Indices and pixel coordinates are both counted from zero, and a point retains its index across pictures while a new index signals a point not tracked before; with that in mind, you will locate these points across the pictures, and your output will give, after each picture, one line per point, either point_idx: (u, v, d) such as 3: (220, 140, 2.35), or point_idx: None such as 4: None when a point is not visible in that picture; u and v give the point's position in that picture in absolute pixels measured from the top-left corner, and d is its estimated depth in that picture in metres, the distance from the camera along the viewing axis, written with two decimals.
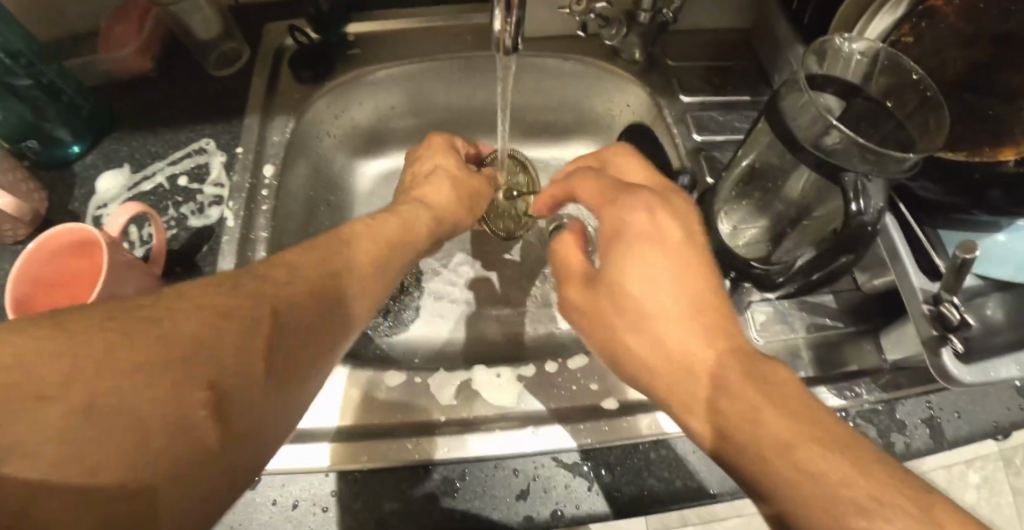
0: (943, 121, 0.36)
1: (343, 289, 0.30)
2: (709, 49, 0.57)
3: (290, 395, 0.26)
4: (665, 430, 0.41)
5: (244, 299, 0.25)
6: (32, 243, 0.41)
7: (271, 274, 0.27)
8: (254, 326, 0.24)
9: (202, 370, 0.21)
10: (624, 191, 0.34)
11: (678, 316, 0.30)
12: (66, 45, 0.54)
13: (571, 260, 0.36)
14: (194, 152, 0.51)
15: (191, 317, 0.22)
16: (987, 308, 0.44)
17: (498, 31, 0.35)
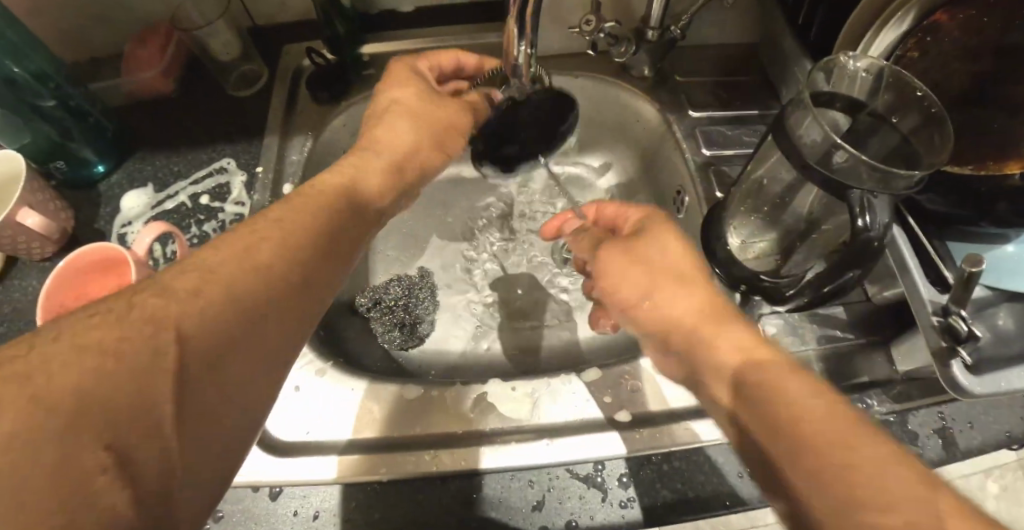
0: (948, 136, 0.37)
1: (285, 284, 0.28)
2: (716, 64, 0.58)
3: (232, 416, 0.25)
4: (700, 438, 0.42)
5: (143, 330, 0.22)
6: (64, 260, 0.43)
7: (190, 286, 0.25)
8: (161, 359, 0.22)
9: (112, 395, 0.20)
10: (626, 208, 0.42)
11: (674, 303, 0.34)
12: (92, 68, 0.56)
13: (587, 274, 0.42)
14: (215, 171, 0.52)
15: (95, 338, 0.21)
16: (998, 318, 0.44)
17: (512, 50, 0.36)
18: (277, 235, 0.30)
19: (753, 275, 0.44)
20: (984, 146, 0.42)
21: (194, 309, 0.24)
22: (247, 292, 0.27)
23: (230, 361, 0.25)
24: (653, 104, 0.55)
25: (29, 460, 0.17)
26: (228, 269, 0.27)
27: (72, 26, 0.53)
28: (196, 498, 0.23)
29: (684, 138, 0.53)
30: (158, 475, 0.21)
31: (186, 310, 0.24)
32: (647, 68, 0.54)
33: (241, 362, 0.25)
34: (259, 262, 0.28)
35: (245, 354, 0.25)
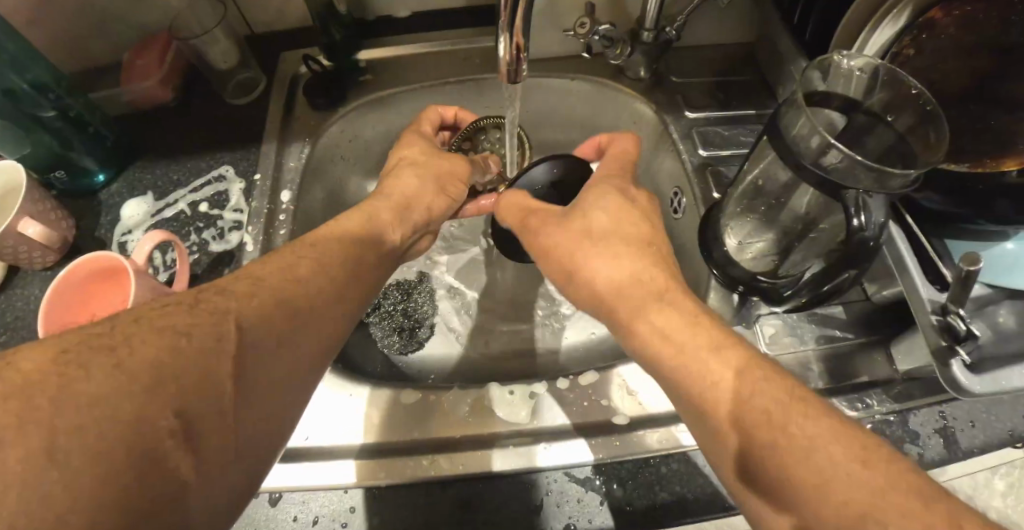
0: (943, 137, 0.37)
1: (327, 298, 0.32)
2: (712, 64, 0.58)
3: (276, 410, 0.27)
4: (679, 443, 0.41)
5: (211, 319, 0.25)
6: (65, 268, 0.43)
7: (241, 290, 0.28)
8: (224, 346, 0.25)
9: (183, 368, 0.22)
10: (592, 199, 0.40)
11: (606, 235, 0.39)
12: (91, 77, 0.57)
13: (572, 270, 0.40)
14: (214, 179, 0.52)
15: (169, 321, 0.24)
16: (999, 315, 0.44)
17: (503, 57, 0.36)
18: (316, 257, 0.33)
19: (749, 276, 0.44)
20: (982, 143, 0.42)
21: (247, 306, 0.27)
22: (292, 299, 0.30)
23: (277, 359, 0.28)
24: (649, 105, 0.55)
25: (108, 419, 0.19)
26: (273, 280, 0.30)
27: (71, 36, 0.53)
28: (240, 479, 0.25)
29: (680, 139, 0.53)
30: (213, 449, 0.23)
31: (240, 311, 0.27)
32: (643, 69, 0.54)
33: (285, 363, 0.28)
34: (298, 278, 0.31)
35: (288, 359, 0.28)
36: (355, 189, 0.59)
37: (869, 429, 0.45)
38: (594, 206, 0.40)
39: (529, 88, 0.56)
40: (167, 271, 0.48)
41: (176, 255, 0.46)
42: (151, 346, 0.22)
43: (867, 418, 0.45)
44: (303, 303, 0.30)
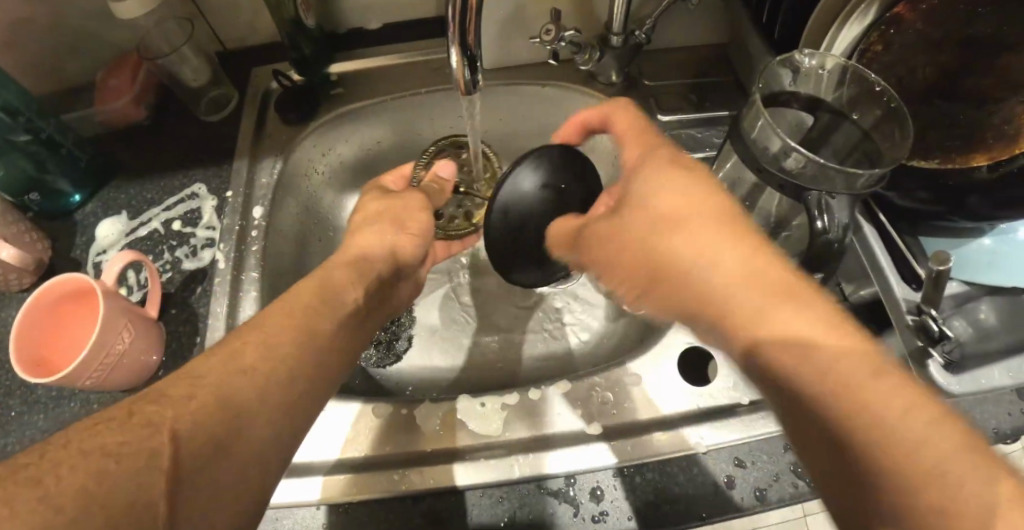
0: (908, 134, 0.36)
1: (276, 380, 0.30)
2: (684, 66, 0.57)
3: (257, 468, 0.27)
4: (675, 448, 0.41)
5: (143, 434, 0.24)
6: (33, 294, 0.43)
7: (182, 394, 0.27)
8: (160, 460, 0.23)
9: (103, 497, 0.21)
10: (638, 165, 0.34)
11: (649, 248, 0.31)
12: (66, 98, 0.57)
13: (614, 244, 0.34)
14: (187, 197, 0.53)
15: (90, 446, 0.22)
16: (979, 312, 0.43)
17: (455, 69, 0.35)
18: (259, 338, 0.31)
19: None
20: (952, 138, 0.41)
21: (184, 403, 0.26)
22: (234, 371, 0.29)
23: (240, 430, 0.27)
24: None
25: None
26: (215, 374, 0.28)
27: (44, 58, 0.54)
28: None
29: None
30: None
31: (183, 413, 0.26)
32: (614, 73, 0.54)
33: (250, 427, 0.28)
34: (245, 362, 0.29)
35: (252, 427, 0.28)
36: (331, 203, 0.59)
37: None
38: (642, 215, 0.32)
39: (500, 96, 0.56)
40: (140, 290, 0.48)
41: (147, 275, 0.46)
42: (80, 479, 0.21)
43: None
44: (247, 394, 0.28)
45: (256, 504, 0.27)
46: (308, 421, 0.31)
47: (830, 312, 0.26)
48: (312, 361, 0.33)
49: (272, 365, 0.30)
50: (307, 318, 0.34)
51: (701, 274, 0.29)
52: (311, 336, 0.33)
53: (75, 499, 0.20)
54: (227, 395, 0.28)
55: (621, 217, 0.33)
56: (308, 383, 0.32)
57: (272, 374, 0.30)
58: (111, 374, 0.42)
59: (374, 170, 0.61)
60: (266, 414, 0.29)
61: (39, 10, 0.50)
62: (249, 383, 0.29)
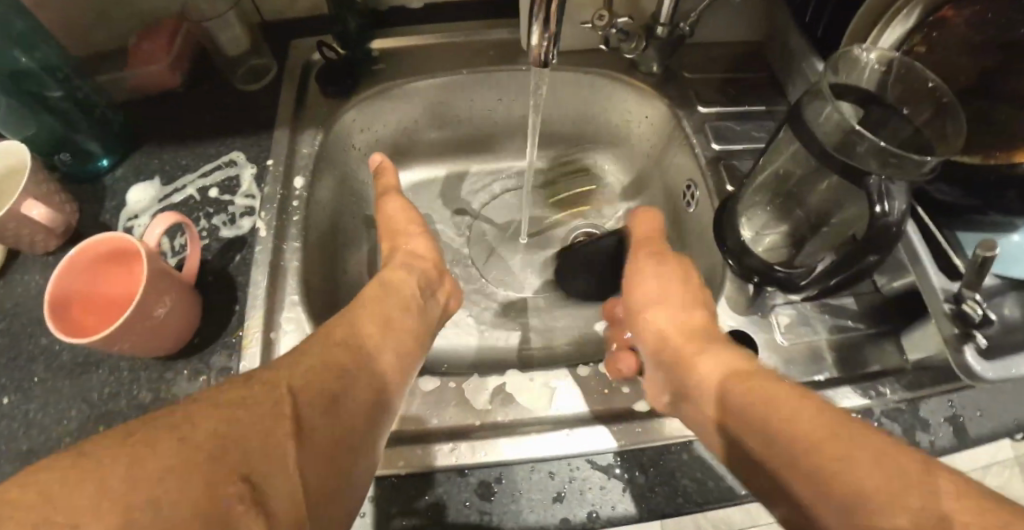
0: (960, 127, 0.38)
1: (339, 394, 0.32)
2: (723, 61, 0.58)
3: (316, 490, 0.28)
4: None
5: (234, 410, 0.27)
6: (74, 248, 0.42)
7: (265, 379, 0.30)
8: (239, 430, 0.27)
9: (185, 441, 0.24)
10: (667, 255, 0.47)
11: (685, 330, 0.41)
12: (96, 61, 0.55)
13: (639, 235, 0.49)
14: (225, 165, 0.52)
15: (206, 416, 0.26)
16: (1005, 307, 0.45)
17: (534, 46, 0.37)
18: (343, 355, 0.35)
19: (767, 266, 0.44)
20: (990, 137, 0.43)
21: (267, 405, 0.29)
22: (331, 390, 0.32)
23: (313, 449, 0.29)
24: (662, 101, 0.55)
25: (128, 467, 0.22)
26: (288, 374, 0.32)
27: (76, 16, 0.52)
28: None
29: (693, 133, 0.53)
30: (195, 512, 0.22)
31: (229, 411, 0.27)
32: (655, 64, 0.55)
33: (313, 454, 0.29)
34: (309, 372, 0.32)
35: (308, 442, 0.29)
36: (365, 179, 0.59)
37: (882, 417, 0.45)
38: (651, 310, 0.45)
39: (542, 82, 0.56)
40: (175, 256, 0.48)
41: (187, 239, 0.45)
42: (148, 462, 0.22)
43: (880, 406, 0.45)
44: (312, 398, 0.31)
45: (293, 491, 0.27)
46: (371, 462, 0.33)
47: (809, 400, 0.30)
48: (369, 405, 0.34)
49: (329, 407, 0.31)
50: (383, 333, 0.39)
51: (706, 363, 0.37)
52: (399, 368, 0.39)
53: (155, 470, 0.22)
54: (315, 413, 0.30)
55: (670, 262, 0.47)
56: (361, 431, 0.33)
57: (356, 410, 0.33)
58: (151, 338, 0.41)
59: (408, 150, 0.61)
60: (337, 440, 0.31)
61: None
62: (335, 406, 0.32)
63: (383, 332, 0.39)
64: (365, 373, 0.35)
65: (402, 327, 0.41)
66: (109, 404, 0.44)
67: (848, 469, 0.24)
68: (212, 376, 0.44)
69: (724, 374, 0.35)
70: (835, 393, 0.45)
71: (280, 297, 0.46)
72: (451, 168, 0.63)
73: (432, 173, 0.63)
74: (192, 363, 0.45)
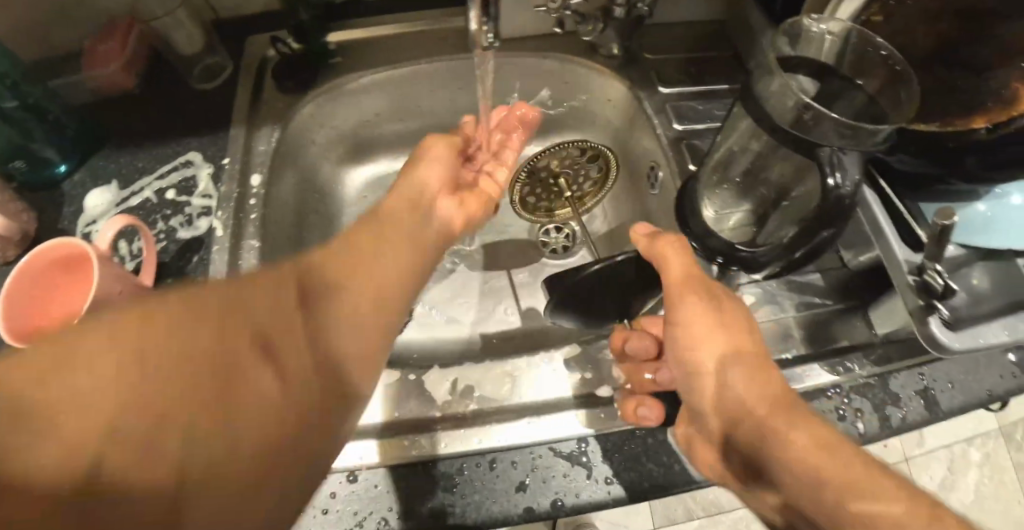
0: (914, 92, 0.36)
1: (329, 308, 0.30)
2: (686, 40, 0.57)
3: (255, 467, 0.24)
4: (662, 414, 0.41)
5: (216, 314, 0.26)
6: (35, 248, 0.41)
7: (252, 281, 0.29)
8: (214, 340, 0.25)
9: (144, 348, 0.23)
10: (706, 289, 0.37)
11: (750, 389, 0.33)
12: (51, 66, 0.55)
13: (671, 261, 0.38)
14: (182, 165, 0.51)
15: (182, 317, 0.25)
16: (973, 277, 0.45)
17: (474, 31, 0.36)
18: (341, 259, 0.33)
19: (729, 246, 0.44)
20: (949, 105, 0.43)
21: (211, 350, 0.25)
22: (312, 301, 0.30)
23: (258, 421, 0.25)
24: (624, 82, 0.54)
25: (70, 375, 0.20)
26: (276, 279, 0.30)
27: (26, 22, 0.51)
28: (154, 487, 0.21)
29: (655, 114, 0.52)
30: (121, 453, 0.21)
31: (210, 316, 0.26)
32: (615, 46, 0.54)
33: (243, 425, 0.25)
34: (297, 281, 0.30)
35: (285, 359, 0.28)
36: (329, 175, 0.58)
37: (852, 392, 0.44)
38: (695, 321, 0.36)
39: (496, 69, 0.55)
40: (134, 259, 0.47)
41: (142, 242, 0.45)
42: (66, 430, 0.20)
43: (849, 382, 0.44)
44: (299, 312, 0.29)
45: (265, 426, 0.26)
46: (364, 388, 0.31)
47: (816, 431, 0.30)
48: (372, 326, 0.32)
49: (315, 325, 0.30)
50: (388, 240, 0.36)
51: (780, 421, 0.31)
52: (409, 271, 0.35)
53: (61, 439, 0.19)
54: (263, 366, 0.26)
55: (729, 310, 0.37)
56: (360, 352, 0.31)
57: (310, 369, 0.29)
58: None
59: (371, 143, 0.60)
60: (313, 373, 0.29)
61: None
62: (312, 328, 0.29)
63: (391, 234, 0.36)
64: (365, 283, 0.32)
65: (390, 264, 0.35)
66: None
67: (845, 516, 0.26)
68: None
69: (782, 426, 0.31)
70: (803, 370, 0.45)
71: None
72: None
73: (390, 165, 0.61)
74: None
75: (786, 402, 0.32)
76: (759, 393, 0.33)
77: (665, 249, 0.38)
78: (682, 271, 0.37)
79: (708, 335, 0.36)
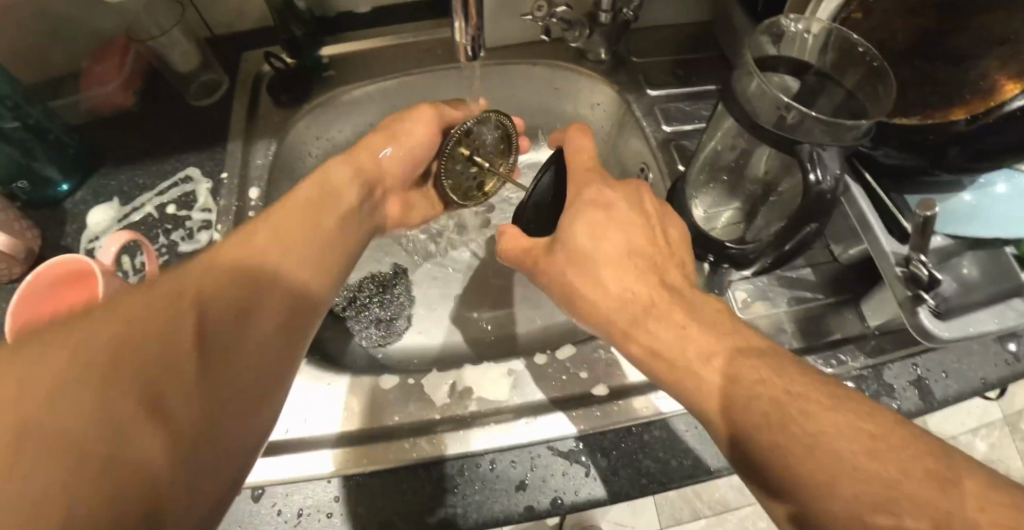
0: (890, 85, 0.37)
1: (260, 285, 0.34)
2: (672, 43, 0.58)
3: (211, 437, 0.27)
4: (658, 412, 0.42)
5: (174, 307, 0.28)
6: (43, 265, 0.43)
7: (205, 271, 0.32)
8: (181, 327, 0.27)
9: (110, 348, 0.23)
10: (584, 186, 0.39)
11: (621, 284, 0.35)
12: (51, 87, 0.56)
13: (516, 233, 0.41)
14: (181, 181, 0.52)
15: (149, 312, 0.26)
16: (963, 267, 0.45)
17: (459, 40, 0.37)
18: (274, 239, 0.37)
19: (719, 243, 0.45)
20: (929, 98, 0.43)
21: (148, 351, 0.24)
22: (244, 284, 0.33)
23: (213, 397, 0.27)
24: (611, 86, 0.55)
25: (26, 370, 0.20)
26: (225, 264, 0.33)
27: (28, 45, 0.53)
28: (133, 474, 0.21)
29: (643, 117, 0.53)
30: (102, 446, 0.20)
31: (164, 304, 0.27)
32: (602, 51, 0.55)
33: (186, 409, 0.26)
34: (243, 264, 0.34)
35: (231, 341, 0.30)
36: None
37: (846, 384, 0.45)
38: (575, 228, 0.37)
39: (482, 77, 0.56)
40: (136, 274, 0.48)
41: (144, 257, 0.46)
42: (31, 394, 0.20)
43: (843, 374, 0.45)
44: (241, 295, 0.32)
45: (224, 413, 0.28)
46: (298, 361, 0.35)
47: (689, 326, 0.32)
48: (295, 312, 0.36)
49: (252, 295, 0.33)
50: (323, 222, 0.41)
51: (660, 319, 0.33)
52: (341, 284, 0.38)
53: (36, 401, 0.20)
54: (175, 378, 0.25)
55: (616, 246, 0.36)
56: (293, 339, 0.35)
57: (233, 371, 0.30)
58: None
59: None
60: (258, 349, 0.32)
61: None
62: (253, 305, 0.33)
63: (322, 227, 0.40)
64: (296, 263, 0.37)
65: (306, 261, 0.38)
66: None
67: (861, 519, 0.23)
68: None
69: (653, 324, 0.33)
70: None
71: None
72: None
73: None
74: None
75: (654, 301, 0.34)
76: (642, 303, 0.34)
77: (505, 226, 0.42)
78: (526, 240, 0.41)
79: (593, 240, 0.37)
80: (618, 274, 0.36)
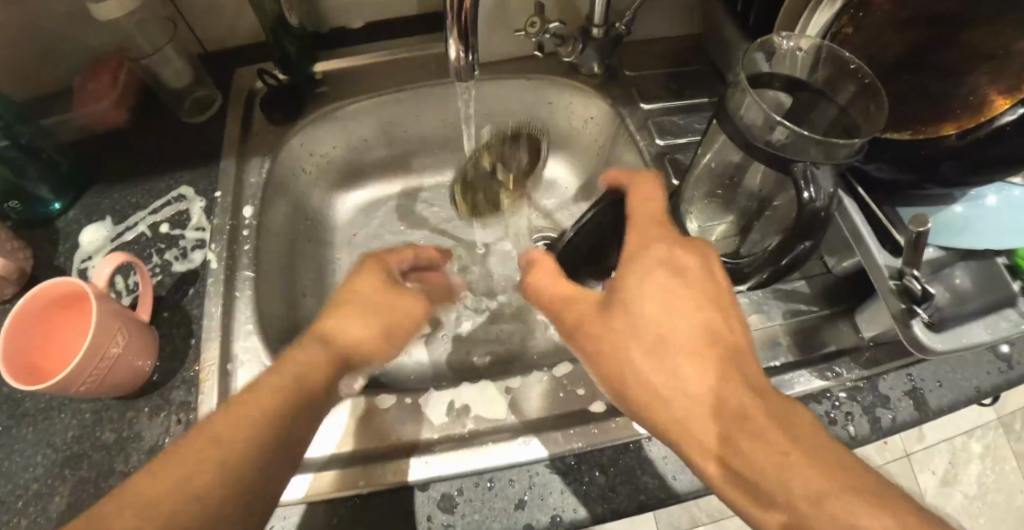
0: (883, 104, 0.38)
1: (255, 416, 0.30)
2: (664, 56, 0.59)
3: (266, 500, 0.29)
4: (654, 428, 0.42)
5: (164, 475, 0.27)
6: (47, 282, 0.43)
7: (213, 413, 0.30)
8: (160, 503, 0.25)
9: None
10: (645, 252, 0.35)
11: (699, 375, 0.30)
12: (41, 105, 0.55)
13: (557, 288, 0.38)
14: (174, 199, 0.52)
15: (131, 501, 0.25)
16: (954, 278, 0.46)
17: (453, 59, 0.37)
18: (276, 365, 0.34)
19: None
20: (921, 112, 0.44)
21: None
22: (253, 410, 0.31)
23: (267, 463, 0.29)
24: (605, 100, 0.55)
25: None
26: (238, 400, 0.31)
27: (18, 63, 0.52)
28: None
29: (637, 130, 0.53)
30: None
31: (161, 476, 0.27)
32: (596, 65, 0.55)
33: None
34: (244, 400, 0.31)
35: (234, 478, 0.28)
36: (321, 202, 0.59)
37: (842, 397, 0.45)
38: (639, 293, 0.33)
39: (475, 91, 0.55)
40: (130, 294, 0.48)
41: (139, 279, 0.45)
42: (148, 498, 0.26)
43: (838, 386, 0.45)
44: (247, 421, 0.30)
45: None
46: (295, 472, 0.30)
47: (779, 438, 0.27)
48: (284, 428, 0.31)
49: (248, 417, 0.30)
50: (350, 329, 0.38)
51: (736, 431, 0.28)
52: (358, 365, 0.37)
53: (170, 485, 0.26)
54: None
55: (686, 329, 0.32)
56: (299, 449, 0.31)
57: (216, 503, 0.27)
58: (106, 377, 0.41)
59: (361, 168, 0.61)
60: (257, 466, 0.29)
61: (13, 15, 0.49)
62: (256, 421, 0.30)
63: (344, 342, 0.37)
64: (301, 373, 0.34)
65: (300, 370, 0.34)
66: (74, 447, 0.44)
67: (815, 512, 0.25)
68: (173, 412, 0.44)
69: (727, 431, 0.28)
70: (792, 377, 0.46)
71: (235, 327, 0.46)
72: (404, 184, 0.63)
73: (383, 191, 0.62)
74: (153, 399, 0.45)
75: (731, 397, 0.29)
76: (715, 409, 0.29)
77: (543, 272, 0.40)
78: (561, 288, 0.38)
79: (659, 309, 0.32)
80: (693, 365, 0.30)
